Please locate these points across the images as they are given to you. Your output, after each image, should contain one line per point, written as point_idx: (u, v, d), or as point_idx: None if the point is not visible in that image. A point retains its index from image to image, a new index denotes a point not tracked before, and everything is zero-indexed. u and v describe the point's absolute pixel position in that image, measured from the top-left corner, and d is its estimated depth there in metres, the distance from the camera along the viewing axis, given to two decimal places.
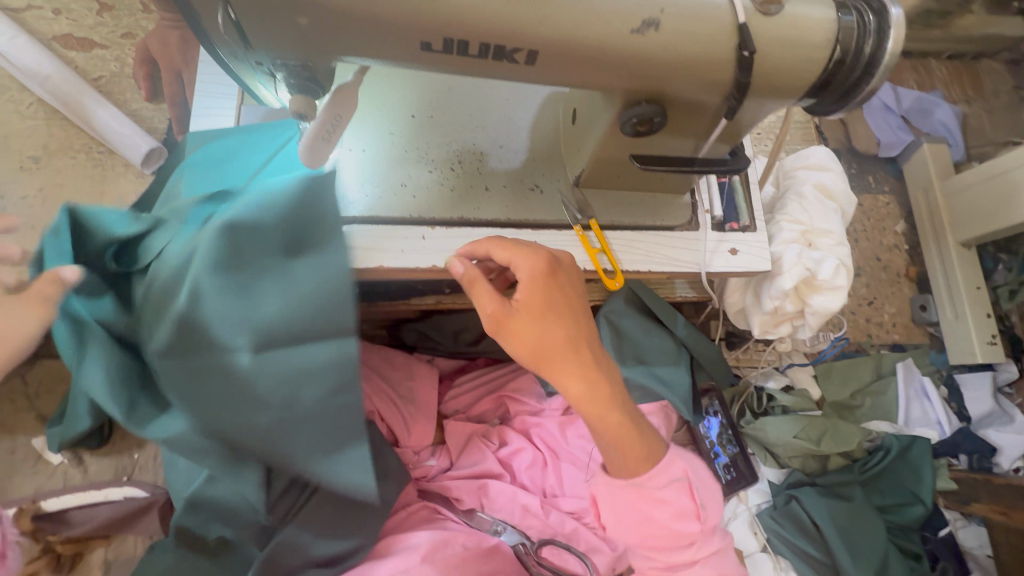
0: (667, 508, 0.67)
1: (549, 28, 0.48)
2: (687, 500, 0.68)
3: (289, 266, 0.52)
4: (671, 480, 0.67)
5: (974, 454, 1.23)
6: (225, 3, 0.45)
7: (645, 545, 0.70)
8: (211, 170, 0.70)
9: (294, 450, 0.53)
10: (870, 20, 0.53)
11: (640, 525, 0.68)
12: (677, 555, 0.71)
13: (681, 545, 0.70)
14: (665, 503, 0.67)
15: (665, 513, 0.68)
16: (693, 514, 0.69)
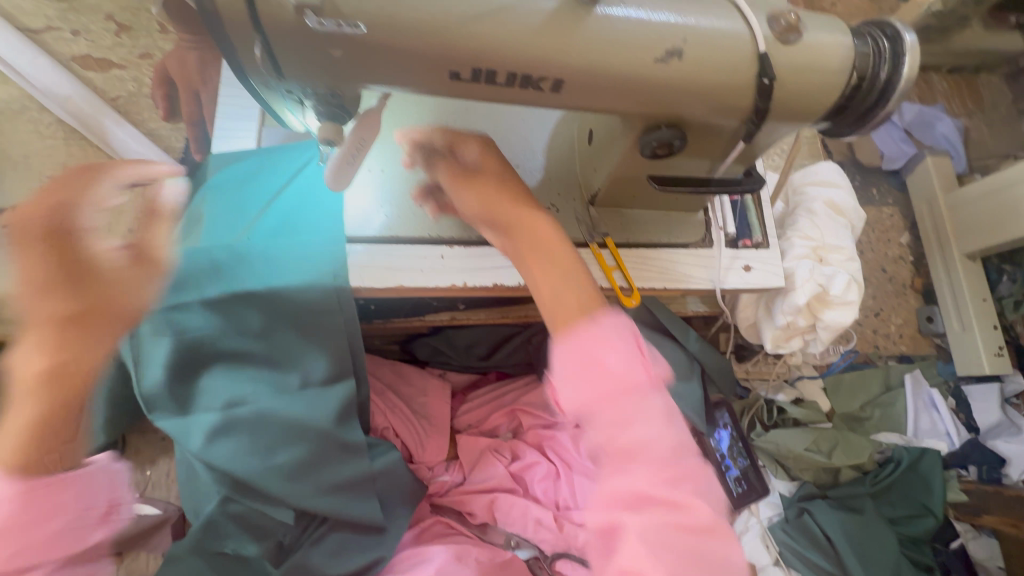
0: (617, 355, 0.46)
1: (576, 58, 0.49)
2: (636, 351, 0.48)
3: (309, 336, 0.76)
4: (611, 330, 0.48)
5: (983, 466, 1.22)
6: (261, 37, 0.46)
7: (594, 427, 0.45)
8: (236, 191, 0.77)
9: (306, 490, 0.75)
10: (884, 47, 0.55)
11: (584, 381, 0.45)
12: (637, 443, 0.44)
13: (642, 432, 0.44)
14: (603, 348, 0.47)
15: (607, 360, 0.46)
16: (644, 365, 0.47)
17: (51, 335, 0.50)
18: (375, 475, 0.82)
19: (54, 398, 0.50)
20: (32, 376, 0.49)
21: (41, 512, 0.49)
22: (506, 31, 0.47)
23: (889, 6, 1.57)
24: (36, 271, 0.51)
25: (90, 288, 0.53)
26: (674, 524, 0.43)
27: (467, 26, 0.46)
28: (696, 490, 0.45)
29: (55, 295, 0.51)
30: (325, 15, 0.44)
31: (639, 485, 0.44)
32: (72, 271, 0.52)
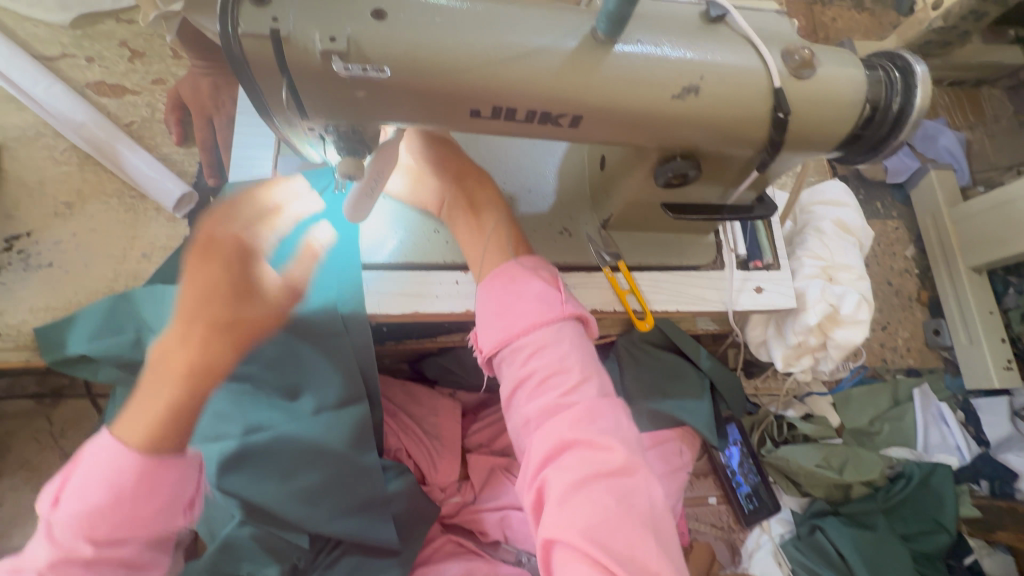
0: (534, 314, 0.60)
1: (593, 96, 0.50)
2: (547, 310, 0.61)
3: (326, 358, 0.77)
4: (528, 293, 0.62)
5: (994, 480, 1.21)
6: (286, 80, 0.48)
7: (516, 374, 0.59)
8: None
9: (325, 510, 0.76)
10: (896, 78, 0.56)
11: (507, 334, 0.60)
12: (548, 383, 0.57)
13: (552, 379, 0.57)
14: (522, 306, 0.61)
15: (523, 315, 0.60)
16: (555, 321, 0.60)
17: (202, 335, 0.59)
18: (389, 498, 0.82)
19: (191, 390, 0.56)
20: (180, 367, 0.57)
21: (147, 491, 0.52)
22: (523, 73, 0.49)
23: (889, 21, 1.58)
24: (208, 278, 0.65)
25: (246, 303, 0.65)
26: (580, 453, 0.54)
27: (486, 70, 0.48)
28: (602, 425, 0.55)
29: (214, 300, 0.62)
30: (351, 60, 0.47)
31: (551, 422, 0.55)
32: (226, 285, 0.64)
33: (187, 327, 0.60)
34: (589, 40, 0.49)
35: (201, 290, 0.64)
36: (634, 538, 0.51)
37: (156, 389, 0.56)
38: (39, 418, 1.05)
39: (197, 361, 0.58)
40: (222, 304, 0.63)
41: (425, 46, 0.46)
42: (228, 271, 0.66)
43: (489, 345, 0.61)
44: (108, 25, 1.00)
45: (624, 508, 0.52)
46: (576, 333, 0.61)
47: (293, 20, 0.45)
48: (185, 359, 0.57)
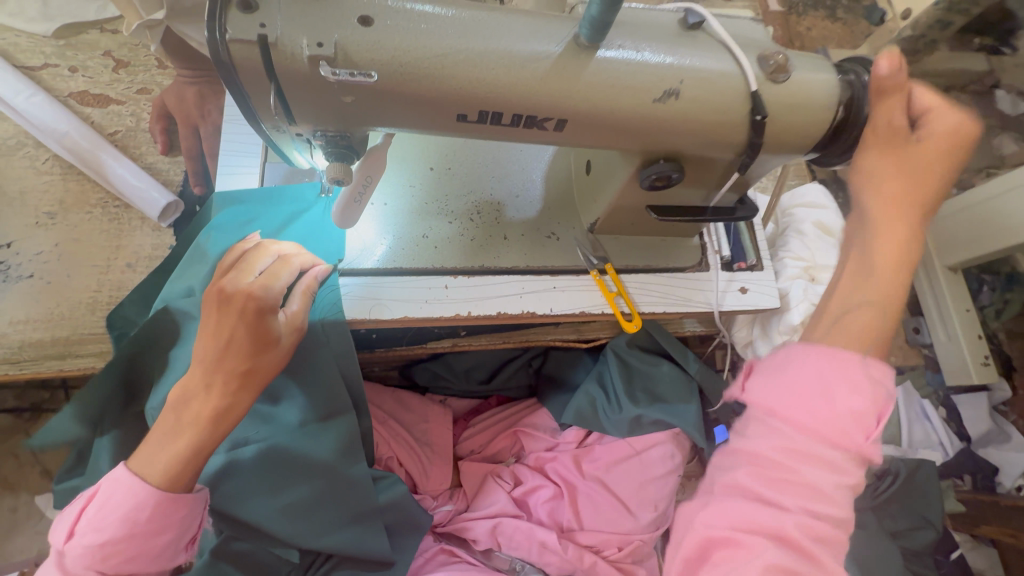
0: (850, 411, 0.45)
1: (577, 101, 0.52)
2: None
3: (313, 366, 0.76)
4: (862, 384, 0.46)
5: (977, 474, 1.28)
6: (275, 88, 0.49)
7: (776, 434, 0.46)
8: (238, 233, 0.74)
9: (313, 525, 0.75)
10: (867, 81, 0.58)
11: None
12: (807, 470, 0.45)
13: (813, 474, 0.44)
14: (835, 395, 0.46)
15: (830, 403, 0.46)
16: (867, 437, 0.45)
17: (220, 385, 0.59)
18: (381, 508, 0.81)
19: (215, 435, 0.59)
20: (204, 413, 0.58)
21: (157, 526, 0.57)
22: (508, 77, 0.50)
23: (861, 30, 1.63)
24: (224, 332, 0.59)
25: (263, 355, 0.61)
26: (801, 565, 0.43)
27: (473, 76, 0.49)
28: None
29: (231, 355, 0.59)
30: (339, 65, 0.47)
31: (794, 511, 0.44)
32: (236, 337, 0.59)
33: (208, 375, 0.59)
34: (572, 46, 0.50)
35: (218, 346, 0.59)
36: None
37: (177, 430, 0.59)
38: (19, 433, 1.04)
39: (223, 412, 0.59)
40: (239, 353, 0.59)
41: (412, 50, 0.47)
42: (244, 326, 0.59)
43: (775, 399, 0.47)
44: (91, 35, 1.00)
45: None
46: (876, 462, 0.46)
47: (281, 25, 0.46)
48: (212, 409, 0.59)
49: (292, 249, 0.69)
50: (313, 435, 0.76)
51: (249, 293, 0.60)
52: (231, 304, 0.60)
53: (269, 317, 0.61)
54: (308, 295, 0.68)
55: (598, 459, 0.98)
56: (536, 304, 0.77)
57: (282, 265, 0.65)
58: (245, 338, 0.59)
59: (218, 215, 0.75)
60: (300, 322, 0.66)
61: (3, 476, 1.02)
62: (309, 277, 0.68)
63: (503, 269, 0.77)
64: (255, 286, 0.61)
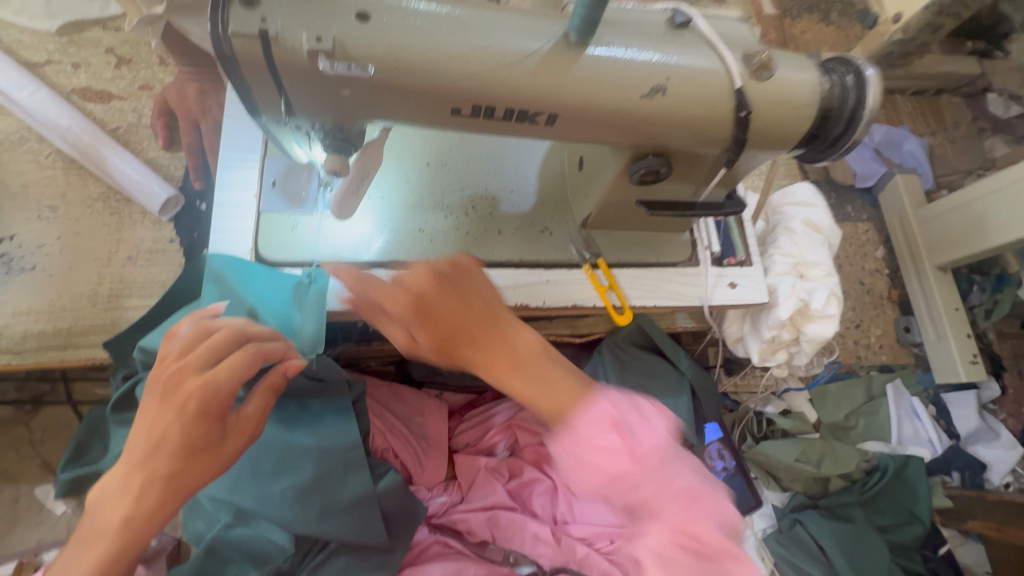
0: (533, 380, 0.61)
1: (568, 98, 0.54)
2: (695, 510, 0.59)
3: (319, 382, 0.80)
4: (597, 413, 0.60)
5: (966, 471, 1.29)
6: (280, 90, 0.52)
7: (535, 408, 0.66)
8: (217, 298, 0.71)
9: (309, 514, 0.76)
10: (849, 80, 0.59)
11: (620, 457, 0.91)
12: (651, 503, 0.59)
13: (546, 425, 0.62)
14: (596, 446, 0.58)
15: (603, 457, 0.58)
16: (631, 451, 0.59)
17: (139, 487, 0.57)
18: (379, 495, 0.82)
19: (147, 532, 0.59)
20: (112, 524, 0.57)
21: None
22: (500, 73, 0.52)
23: (855, 34, 1.65)
24: (157, 430, 0.57)
25: (193, 460, 0.58)
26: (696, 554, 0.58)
27: (465, 71, 0.51)
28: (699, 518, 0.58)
29: (157, 457, 0.57)
30: (336, 58, 0.49)
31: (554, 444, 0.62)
32: (161, 445, 0.57)
33: (128, 477, 0.57)
34: (561, 43, 0.52)
35: (147, 444, 0.57)
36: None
37: (100, 528, 0.58)
38: (19, 425, 1.05)
39: (146, 517, 0.57)
40: (168, 459, 0.57)
41: (408, 46, 0.49)
42: (178, 428, 0.57)
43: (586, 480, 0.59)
44: (94, 32, 1.01)
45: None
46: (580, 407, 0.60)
47: (281, 21, 0.48)
48: (137, 513, 0.57)
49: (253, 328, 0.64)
50: (316, 425, 0.79)
51: (193, 394, 0.57)
52: (171, 399, 0.57)
53: (209, 419, 0.58)
54: (271, 391, 0.63)
55: None
56: (530, 296, 0.79)
57: (238, 351, 0.60)
58: (177, 442, 0.57)
59: (212, 275, 0.72)
60: (249, 424, 0.61)
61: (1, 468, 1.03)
62: (276, 373, 0.63)
63: (498, 262, 0.79)
64: (196, 382, 0.58)
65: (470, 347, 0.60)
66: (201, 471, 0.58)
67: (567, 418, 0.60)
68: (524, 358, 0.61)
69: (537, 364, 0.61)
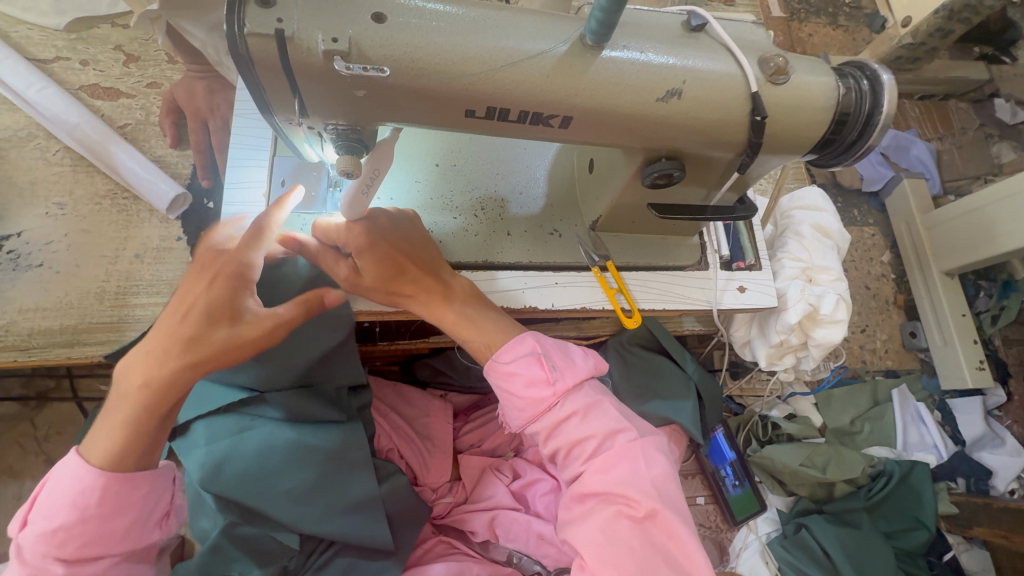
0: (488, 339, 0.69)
1: (583, 100, 0.53)
2: (632, 474, 0.62)
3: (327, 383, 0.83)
4: (522, 348, 0.67)
5: (970, 477, 1.26)
6: (296, 93, 0.52)
7: None
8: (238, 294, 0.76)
9: (313, 514, 0.75)
10: (865, 86, 0.59)
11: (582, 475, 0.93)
12: (574, 442, 0.64)
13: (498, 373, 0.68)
14: (518, 375, 0.66)
15: (522, 387, 0.65)
16: (551, 384, 0.65)
17: (163, 350, 0.60)
18: (383, 497, 0.82)
19: (166, 407, 0.61)
20: (136, 383, 0.60)
21: (112, 507, 0.59)
22: (513, 76, 0.51)
23: (863, 38, 1.64)
24: (188, 299, 0.62)
25: (215, 327, 0.61)
26: (616, 506, 0.61)
27: (480, 73, 0.50)
28: (620, 475, 0.62)
29: (187, 320, 0.60)
30: (352, 60, 0.49)
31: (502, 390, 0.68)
32: (190, 306, 0.61)
33: (154, 341, 0.61)
34: (577, 45, 0.52)
35: (179, 311, 0.62)
36: (665, 551, 0.60)
37: (120, 404, 0.61)
38: (24, 421, 1.05)
39: (166, 383, 0.60)
40: (193, 322, 0.60)
41: (423, 47, 0.49)
42: (208, 291, 0.62)
43: (515, 414, 0.66)
44: (103, 29, 1.01)
45: (651, 549, 0.59)
46: (524, 352, 0.67)
47: (297, 21, 0.47)
48: (158, 379, 0.60)
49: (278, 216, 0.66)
50: (323, 424, 0.80)
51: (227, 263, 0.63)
52: (205, 272, 0.63)
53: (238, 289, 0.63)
54: (305, 305, 0.64)
55: None
56: (539, 298, 0.79)
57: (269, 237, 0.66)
58: (204, 305, 0.61)
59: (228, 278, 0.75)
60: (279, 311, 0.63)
61: (6, 464, 1.03)
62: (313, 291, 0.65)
63: (506, 264, 0.79)
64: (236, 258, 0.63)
65: (409, 283, 0.70)
66: (221, 337, 0.60)
67: (498, 353, 0.67)
68: (457, 293, 0.71)
69: (465, 301, 0.71)
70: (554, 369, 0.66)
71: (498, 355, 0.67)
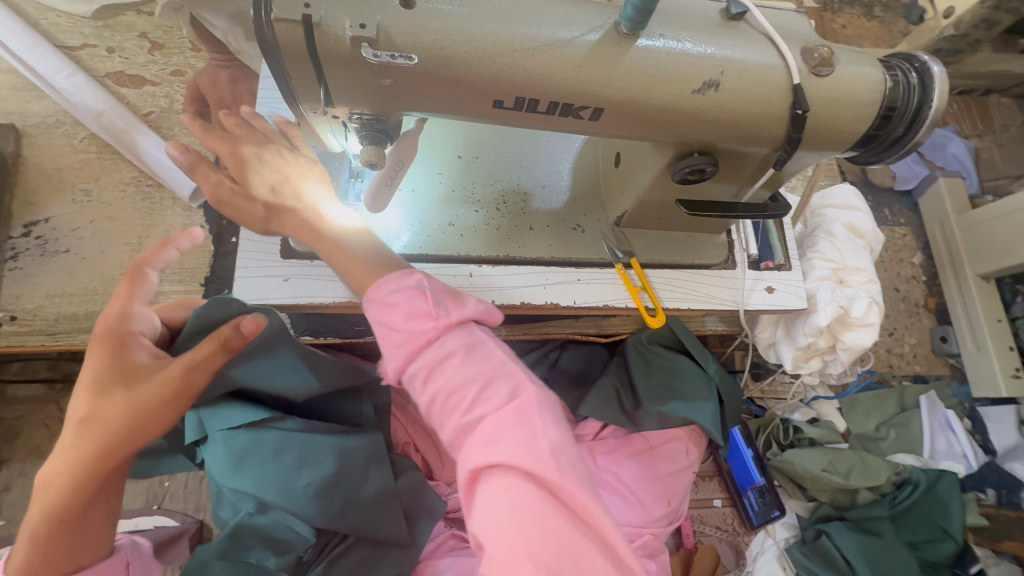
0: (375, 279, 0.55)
1: (616, 90, 0.51)
2: (523, 427, 0.45)
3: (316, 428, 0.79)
4: (406, 281, 0.52)
5: (1001, 489, 1.19)
6: (321, 82, 0.51)
7: None
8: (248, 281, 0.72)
9: (331, 508, 0.75)
10: (913, 78, 0.56)
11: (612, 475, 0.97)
12: (453, 389, 0.47)
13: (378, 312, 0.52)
14: (396, 306, 0.51)
15: (399, 319, 0.50)
16: (433, 318, 0.49)
17: (75, 430, 0.54)
18: (398, 492, 0.83)
19: (81, 504, 0.54)
20: (65, 467, 0.53)
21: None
22: (538, 66, 0.49)
23: (900, 29, 1.58)
24: (93, 366, 0.57)
25: (108, 397, 0.55)
26: (497, 457, 0.44)
27: (508, 60, 0.49)
28: (507, 429, 0.45)
29: (95, 390, 0.55)
30: (380, 47, 0.47)
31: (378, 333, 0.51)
32: (103, 375, 0.56)
33: (71, 419, 0.55)
34: (612, 33, 0.50)
35: (88, 383, 0.56)
36: (571, 509, 0.44)
37: (37, 499, 0.54)
38: (50, 403, 1.08)
39: (72, 469, 0.53)
40: (106, 391, 0.55)
41: (450, 34, 0.47)
42: (106, 355, 0.57)
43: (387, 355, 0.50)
44: (129, 17, 1.01)
45: (541, 519, 0.42)
46: (407, 284, 0.52)
47: (324, 6, 0.46)
48: (64, 471, 0.53)
49: (165, 258, 0.62)
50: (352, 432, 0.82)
51: (113, 321, 0.60)
52: (107, 340, 0.58)
53: (130, 347, 0.59)
54: (220, 341, 0.58)
55: (617, 449, 0.98)
56: (559, 295, 0.77)
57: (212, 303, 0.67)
58: (105, 372, 0.56)
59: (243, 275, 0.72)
60: (174, 373, 0.56)
61: (34, 445, 1.06)
62: (229, 326, 0.59)
63: (527, 259, 0.77)
64: (116, 313, 0.60)
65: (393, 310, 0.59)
66: (116, 406, 0.54)
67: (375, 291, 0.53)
68: None
69: None
70: (440, 305, 0.50)
71: (378, 281, 0.53)
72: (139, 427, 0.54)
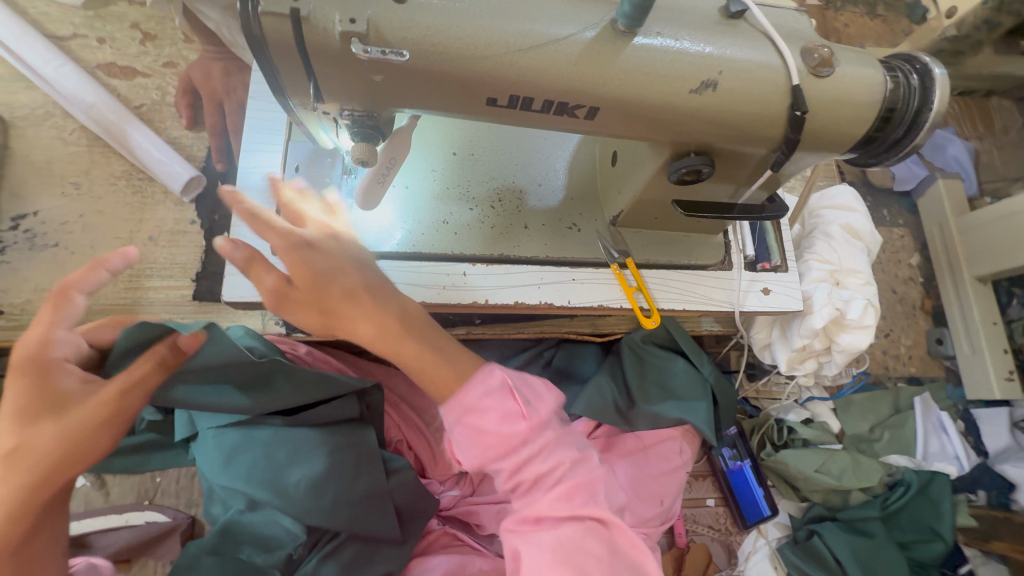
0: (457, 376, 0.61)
1: (611, 89, 0.50)
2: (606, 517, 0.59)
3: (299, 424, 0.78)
4: (493, 381, 0.61)
5: (993, 490, 1.19)
6: (311, 78, 0.50)
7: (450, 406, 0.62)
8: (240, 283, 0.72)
9: (320, 505, 0.74)
10: (914, 80, 0.55)
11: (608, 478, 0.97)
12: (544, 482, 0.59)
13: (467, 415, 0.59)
14: (489, 411, 0.59)
15: (494, 423, 0.59)
16: (526, 419, 0.59)
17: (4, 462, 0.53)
18: (390, 490, 0.81)
19: (23, 531, 0.54)
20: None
21: None
22: (532, 64, 0.48)
23: (902, 29, 1.57)
24: (13, 397, 0.56)
25: (36, 427, 0.55)
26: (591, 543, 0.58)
27: (504, 56, 0.48)
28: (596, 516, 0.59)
29: (21, 421, 0.55)
30: (370, 42, 0.46)
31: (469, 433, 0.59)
32: (27, 405, 0.55)
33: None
34: (608, 31, 0.49)
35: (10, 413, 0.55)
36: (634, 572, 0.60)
37: None
38: None
39: (14, 497, 0.53)
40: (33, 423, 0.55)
41: (443, 30, 0.46)
42: (25, 386, 0.56)
43: (480, 450, 0.60)
44: (120, 7, 1.00)
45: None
46: (496, 387, 0.60)
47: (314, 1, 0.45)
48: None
49: (94, 280, 0.60)
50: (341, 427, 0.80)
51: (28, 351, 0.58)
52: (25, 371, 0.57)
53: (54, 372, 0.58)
54: (155, 360, 0.62)
55: (609, 450, 0.97)
56: (554, 295, 0.76)
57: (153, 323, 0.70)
58: (29, 402, 0.55)
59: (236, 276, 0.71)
60: (109, 396, 0.58)
61: None
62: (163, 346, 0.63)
63: (523, 258, 0.76)
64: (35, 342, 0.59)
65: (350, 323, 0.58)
66: (47, 433, 0.54)
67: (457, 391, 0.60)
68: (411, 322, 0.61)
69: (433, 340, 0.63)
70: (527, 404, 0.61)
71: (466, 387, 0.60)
72: (77, 451, 0.55)
